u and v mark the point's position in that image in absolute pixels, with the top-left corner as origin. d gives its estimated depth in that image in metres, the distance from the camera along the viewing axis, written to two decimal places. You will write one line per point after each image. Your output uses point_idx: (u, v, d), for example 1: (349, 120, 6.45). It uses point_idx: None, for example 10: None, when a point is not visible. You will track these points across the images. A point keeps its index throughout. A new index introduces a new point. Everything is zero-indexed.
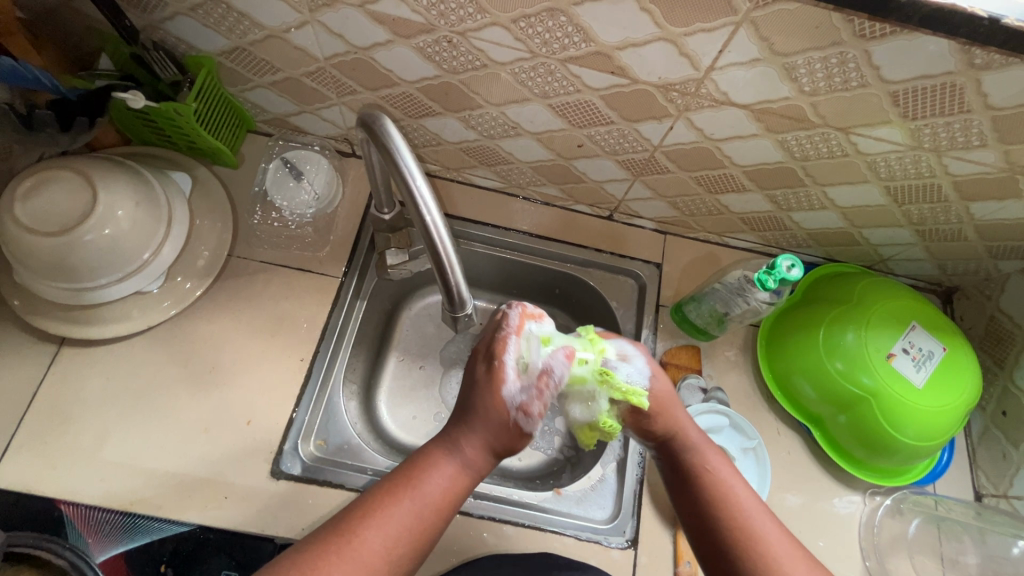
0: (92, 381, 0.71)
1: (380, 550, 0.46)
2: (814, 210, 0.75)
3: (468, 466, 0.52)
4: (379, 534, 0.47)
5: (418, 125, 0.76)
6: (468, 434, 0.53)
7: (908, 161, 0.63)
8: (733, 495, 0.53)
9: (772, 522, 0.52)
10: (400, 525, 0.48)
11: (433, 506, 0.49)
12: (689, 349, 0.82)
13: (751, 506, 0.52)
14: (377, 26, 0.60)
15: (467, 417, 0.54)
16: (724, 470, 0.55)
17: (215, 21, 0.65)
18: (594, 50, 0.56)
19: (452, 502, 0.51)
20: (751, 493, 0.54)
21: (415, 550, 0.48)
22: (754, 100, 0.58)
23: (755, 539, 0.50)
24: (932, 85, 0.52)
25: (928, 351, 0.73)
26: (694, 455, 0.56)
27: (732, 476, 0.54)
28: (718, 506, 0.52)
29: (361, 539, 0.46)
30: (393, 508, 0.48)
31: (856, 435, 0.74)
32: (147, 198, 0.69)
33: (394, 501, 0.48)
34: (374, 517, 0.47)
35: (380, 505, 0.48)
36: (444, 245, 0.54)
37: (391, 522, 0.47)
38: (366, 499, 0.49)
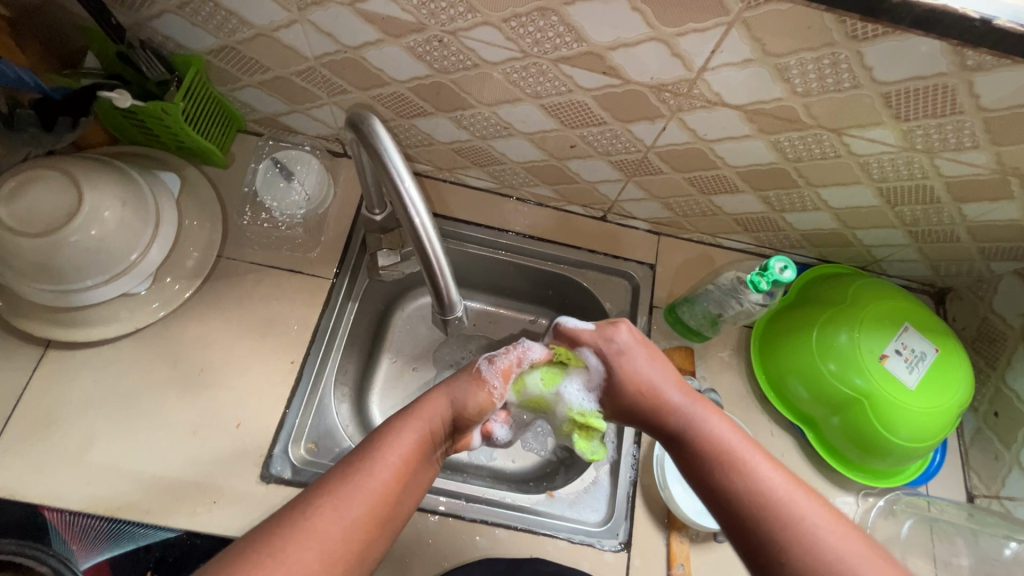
0: (78, 384, 0.70)
1: (333, 517, 0.46)
2: (807, 211, 0.75)
3: (426, 431, 0.54)
4: (334, 503, 0.47)
5: (410, 125, 0.75)
6: (427, 403, 0.57)
7: (901, 162, 0.62)
8: (738, 454, 0.52)
9: (786, 480, 0.50)
10: (358, 492, 0.48)
11: (391, 471, 0.50)
12: (683, 350, 0.82)
13: (759, 461, 0.51)
14: (367, 26, 0.59)
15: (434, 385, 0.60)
16: (724, 431, 0.54)
17: (203, 20, 0.64)
18: (586, 50, 0.56)
19: (412, 467, 0.52)
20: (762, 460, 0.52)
21: (375, 517, 0.48)
22: (747, 100, 0.58)
23: (771, 493, 0.48)
24: (924, 86, 0.52)
25: (920, 352, 0.73)
26: (691, 430, 0.55)
27: (734, 436, 0.54)
28: (727, 466, 0.51)
29: (314, 512, 0.46)
30: (348, 476, 0.49)
31: (849, 436, 0.74)
32: (134, 199, 0.68)
33: (353, 469, 0.49)
34: (333, 490, 0.47)
35: (340, 477, 0.49)
36: (434, 247, 0.53)
37: (349, 489, 0.48)
38: (327, 475, 0.49)
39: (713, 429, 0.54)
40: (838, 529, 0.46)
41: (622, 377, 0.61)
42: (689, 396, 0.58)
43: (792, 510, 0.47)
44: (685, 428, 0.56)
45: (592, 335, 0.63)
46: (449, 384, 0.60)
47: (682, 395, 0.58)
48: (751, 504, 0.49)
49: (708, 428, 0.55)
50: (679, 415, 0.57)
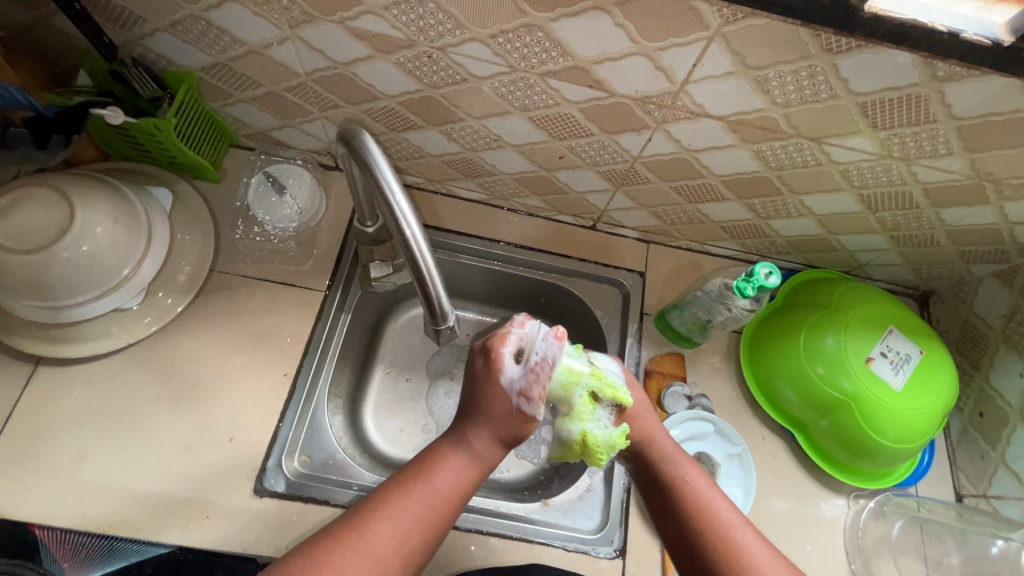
0: (69, 402, 0.69)
1: (388, 542, 0.48)
2: (792, 218, 0.77)
3: (479, 466, 0.55)
4: (390, 529, 0.49)
5: (400, 138, 0.77)
6: (477, 431, 0.56)
7: (880, 169, 0.64)
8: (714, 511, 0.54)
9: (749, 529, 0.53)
10: (411, 518, 0.50)
11: (444, 499, 0.52)
12: (674, 356, 0.83)
13: (729, 516, 0.54)
14: (358, 42, 0.60)
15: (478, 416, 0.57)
16: (697, 480, 0.57)
17: (195, 37, 0.65)
18: (572, 64, 0.57)
19: (461, 498, 0.54)
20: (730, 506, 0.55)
21: (425, 544, 0.50)
22: (730, 111, 0.59)
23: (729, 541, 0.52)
24: (898, 97, 0.54)
25: (905, 354, 0.75)
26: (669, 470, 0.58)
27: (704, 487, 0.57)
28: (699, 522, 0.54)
29: (373, 532, 0.48)
30: (405, 502, 0.50)
31: (838, 439, 0.75)
32: (126, 215, 0.68)
33: (406, 497, 0.51)
34: (384, 515, 0.49)
35: (391, 503, 0.50)
36: (425, 258, 0.54)
37: (404, 512, 0.50)
38: (376, 496, 0.51)
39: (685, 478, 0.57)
40: None
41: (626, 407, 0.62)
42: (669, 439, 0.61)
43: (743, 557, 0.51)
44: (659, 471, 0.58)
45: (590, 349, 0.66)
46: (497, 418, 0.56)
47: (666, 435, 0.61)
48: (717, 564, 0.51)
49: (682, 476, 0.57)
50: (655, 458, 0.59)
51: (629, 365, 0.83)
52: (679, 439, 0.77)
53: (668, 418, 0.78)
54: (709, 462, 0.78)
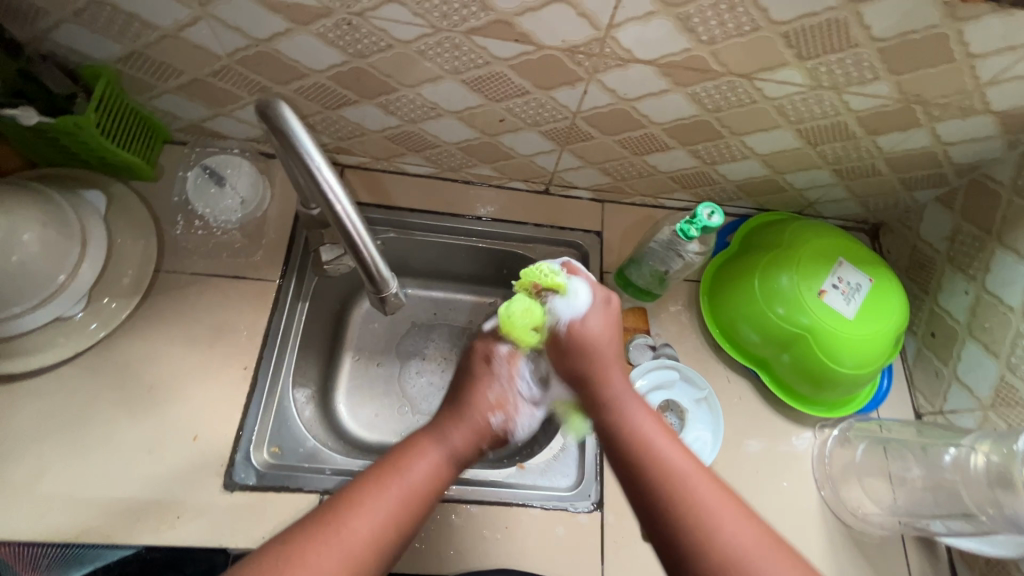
0: (18, 417, 0.67)
1: (361, 538, 0.49)
2: (737, 160, 0.78)
3: (454, 455, 0.58)
4: (366, 522, 0.50)
5: (338, 116, 0.75)
6: (458, 428, 0.59)
7: (813, 101, 0.65)
8: (664, 456, 0.54)
9: (705, 475, 0.53)
10: (387, 511, 0.51)
11: (421, 488, 0.54)
12: (637, 311, 0.84)
13: (683, 463, 0.53)
14: (273, 15, 0.58)
15: (455, 412, 0.61)
16: (648, 425, 0.58)
17: (103, 25, 0.62)
18: (494, 19, 0.56)
19: (435, 488, 0.55)
20: (682, 452, 0.55)
21: (399, 536, 0.51)
22: (658, 55, 0.59)
23: (674, 472, 0.53)
24: (817, 23, 0.54)
25: (856, 284, 0.76)
26: (617, 414, 0.59)
27: (661, 437, 0.56)
28: (661, 474, 0.53)
29: (349, 528, 0.49)
30: (381, 496, 0.52)
31: (800, 373, 0.77)
32: (54, 219, 0.66)
33: (382, 490, 0.52)
34: (358, 507, 0.51)
35: (366, 494, 0.52)
36: (357, 228, 0.53)
37: (382, 503, 0.51)
38: (351, 493, 0.52)
39: (639, 425, 0.58)
40: (749, 533, 0.49)
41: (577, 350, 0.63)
42: (626, 383, 0.62)
43: (691, 499, 0.51)
44: (613, 423, 0.59)
45: (594, 286, 0.65)
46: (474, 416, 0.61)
47: (620, 371, 0.62)
48: (668, 507, 0.51)
49: (637, 425, 0.58)
50: (608, 405, 0.60)
51: None
52: (646, 389, 0.78)
53: (634, 369, 0.79)
54: (677, 408, 0.79)
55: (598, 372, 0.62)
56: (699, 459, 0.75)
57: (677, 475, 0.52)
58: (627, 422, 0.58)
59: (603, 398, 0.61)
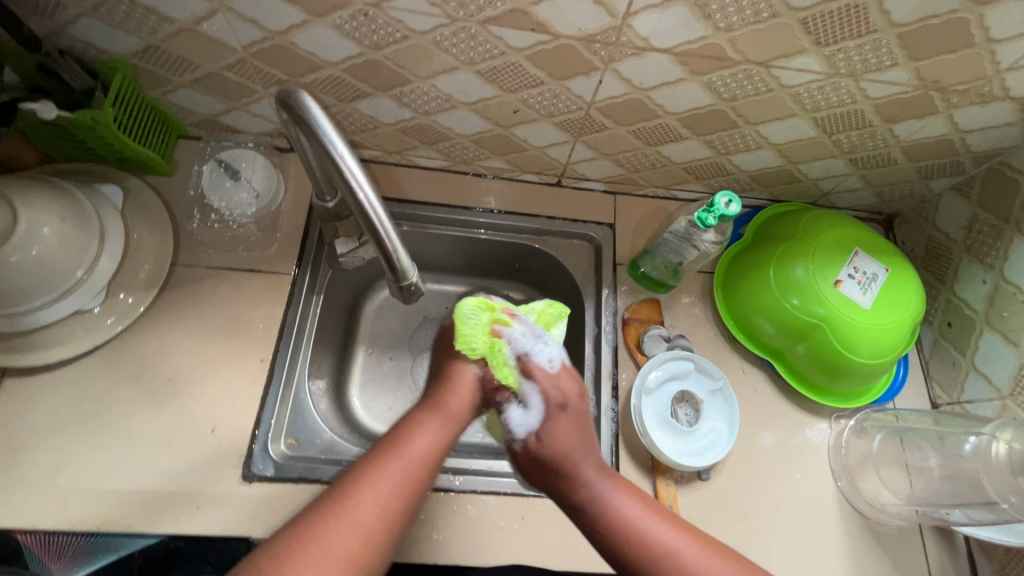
0: (39, 409, 0.68)
1: (370, 512, 0.49)
2: (751, 150, 0.77)
3: (453, 429, 0.59)
4: (373, 495, 0.50)
5: (352, 109, 0.75)
6: (455, 403, 0.61)
7: (830, 88, 0.64)
8: (654, 536, 0.55)
9: (695, 544, 0.55)
10: (392, 482, 0.52)
11: (423, 460, 0.55)
12: (650, 303, 0.83)
13: (671, 540, 0.55)
14: (290, 7, 0.58)
15: (453, 380, 0.63)
16: (630, 506, 0.58)
17: (121, 19, 0.62)
18: (511, 8, 0.56)
19: (437, 460, 0.56)
20: (670, 526, 0.56)
21: (406, 509, 0.52)
22: (675, 43, 0.59)
23: (666, 552, 0.54)
24: (836, 8, 0.54)
25: (872, 274, 0.76)
26: (597, 506, 0.58)
27: (645, 515, 0.57)
28: (654, 555, 0.54)
29: (356, 502, 0.50)
30: (386, 470, 0.52)
31: (815, 363, 0.77)
32: (73, 215, 0.67)
33: (386, 464, 0.53)
34: (365, 482, 0.51)
35: (371, 470, 0.52)
36: (379, 217, 0.53)
37: (388, 476, 0.52)
38: (356, 469, 0.52)
39: (623, 511, 0.57)
40: None
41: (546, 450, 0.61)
42: (599, 469, 0.60)
43: (688, 574, 0.53)
44: (592, 514, 0.58)
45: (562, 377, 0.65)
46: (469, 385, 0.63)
47: (591, 459, 0.61)
48: None
49: (619, 510, 0.57)
50: (587, 502, 0.58)
51: (607, 317, 0.83)
52: (660, 380, 0.78)
53: (649, 360, 0.78)
54: (692, 400, 0.79)
55: (571, 469, 0.60)
56: (716, 450, 0.74)
57: (669, 552, 0.54)
58: (608, 505, 0.58)
59: (579, 487, 0.59)
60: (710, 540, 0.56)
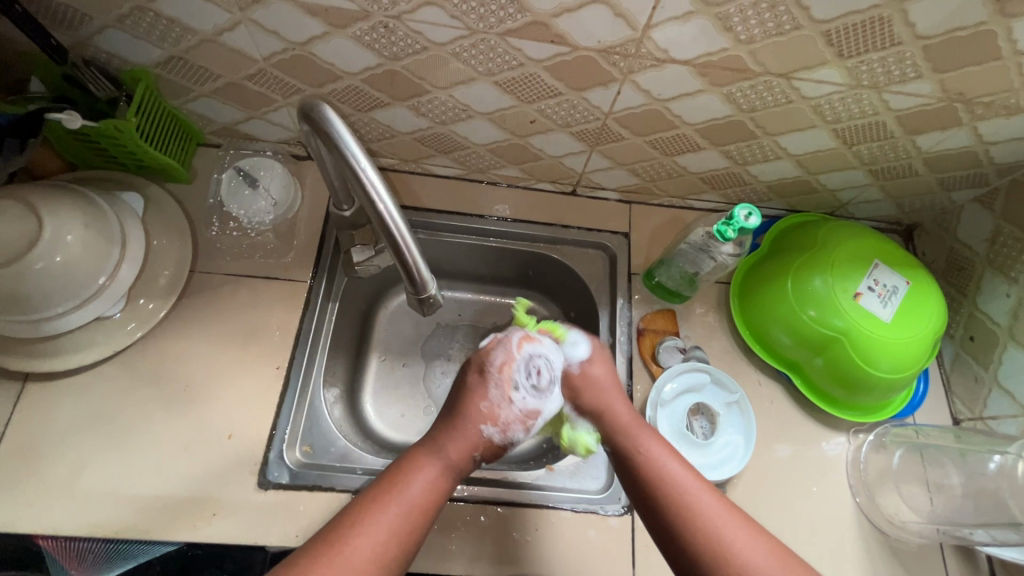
0: (59, 414, 0.69)
1: (365, 555, 0.50)
2: (769, 161, 0.77)
3: (450, 470, 0.60)
4: (368, 539, 0.51)
5: (369, 118, 0.75)
6: (452, 443, 0.61)
7: (851, 100, 0.64)
8: (675, 479, 0.59)
9: (713, 495, 0.58)
10: (387, 525, 0.53)
11: (419, 503, 0.55)
12: (666, 313, 0.83)
13: (691, 486, 0.58)
14: (311, 19, 0.59)
15: (449, 423, 0.63)
16: (656, 451, 0.62)
17: (145, 31, 0.63)
18: (531, 20, 0.56)
19: (433, 502, 0.57)
20: (692, 475, 0.59)
21: (401, 552, 0.53)
22: (695, 55, 0.58)
23: (684, 493, 0.57)
24: (860, 21, 0.53)
25: (893, 287, 0.75)
26: (627, 441, 0.64)
27: (669, 461, 0.61)
28: (672, 499, 0.57)
29: (352, 545, 0.51)
30: (381, 513, 0.53)
31: (834, 377, 0.76)
32: (96, 220, 0.67)
33: (380, 507, 0.54)
34: (361, 524, 0.52)
35: (366, 512, 0.53)
36: (399, 228, 0.53)
37: (382, 520, 0.53)
38: (353, 510, 0.53)
39: (649, 452, 0.62)
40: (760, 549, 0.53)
41: (585, 389, 0.68)
42: (632, 415, 0.67)
43: (702, 518, 0.55)
44: (624, 451, 0.63)
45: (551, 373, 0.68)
46: (467, 430, 0.63)
47: (626, 403, 0.68)
48: (681, 527, 0.56)
49: (646, 450, 0.62)
50: (620, 439, 0.64)
51: (622, 327, 0.83)
52: (676, 392, 0.78)
53: (664, 373, 0.78)
54: (708, 412, 0.78)
55: (608, 409, 0.67)
56: (733, 463, 0.74)
57: (686, 495, 0.57)
58: (636, 445, 0.63)
59: (613, 425, 0.66)
60: (728, 498, 0.58)
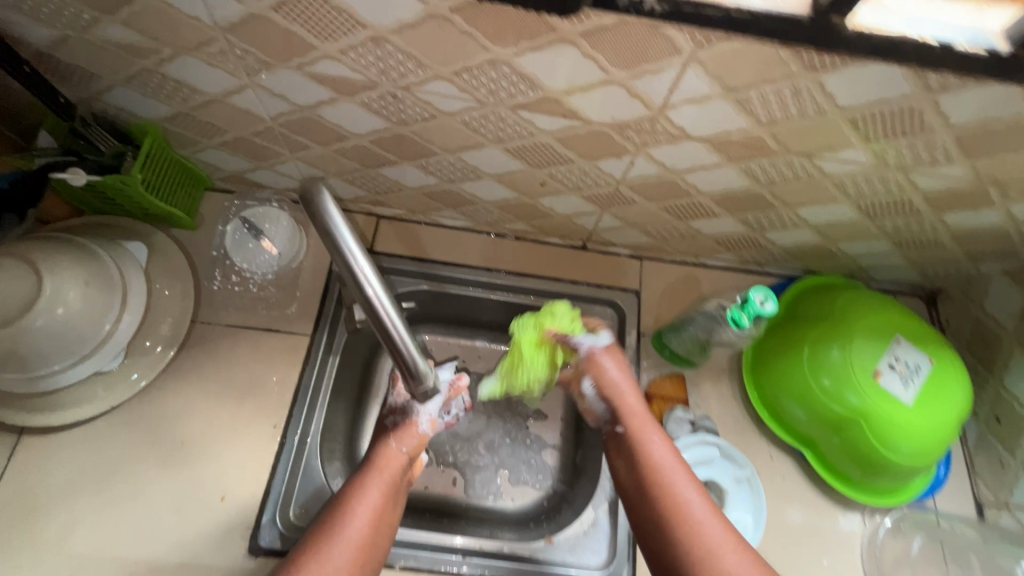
0: (53, 470, 0.68)
1: None
2: (788, 228, 0.74)
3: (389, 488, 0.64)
4: None
5: (376, 174, 0.74)
6: (384, 466, 0.66)
7: (876, 179, 0.61)
8: (675, 489, 0.59)
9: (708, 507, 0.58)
10: (335, 561, 0.56)
11: (366, 528, 0.59)
12: (674, 378, 0.80)
13: (688, 497, 0.58)
14: (319, 86, 0.58)
15: (374, 443, 0.69)
16: (661, 452, 0.62)
17: (153, 90, 0.62)
18: (543, 96, 0.54)
19: (378, 523, 0.61)
20: (691, 483, 0.59)
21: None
22: (712, 133, 0.56)
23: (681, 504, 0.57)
24: (889, 110, 0.50)
25: (916, 365, 0.71)
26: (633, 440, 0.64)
27: (672, 467, 0.61)
28: (668, 505, 0.58)
29: None
30: (329, 550, 0.56)
31: (850, 456, 0.72)
32: (97, 277, 0.67)
33: (326, 544, 0.57)
34: (310, 565, 0.55)
35: (315, 554, 0.56)
36: (386, 309, 0.47)
37: (331, 557, 0.56)
38: (301, 553, 0.56)
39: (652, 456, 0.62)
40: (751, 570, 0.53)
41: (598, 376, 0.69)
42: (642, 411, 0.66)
43: (696, 532, 0.55)
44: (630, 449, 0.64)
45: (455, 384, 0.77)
46: (392, 446, 0.68)
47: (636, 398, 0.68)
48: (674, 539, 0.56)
49: (650, 453, 0.62)
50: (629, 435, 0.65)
51: None
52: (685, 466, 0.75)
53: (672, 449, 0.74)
54: (716, 488, 0.75)
55: (620, 402, 0.67)
56: None
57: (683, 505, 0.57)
58: (643, 445, 0.63)
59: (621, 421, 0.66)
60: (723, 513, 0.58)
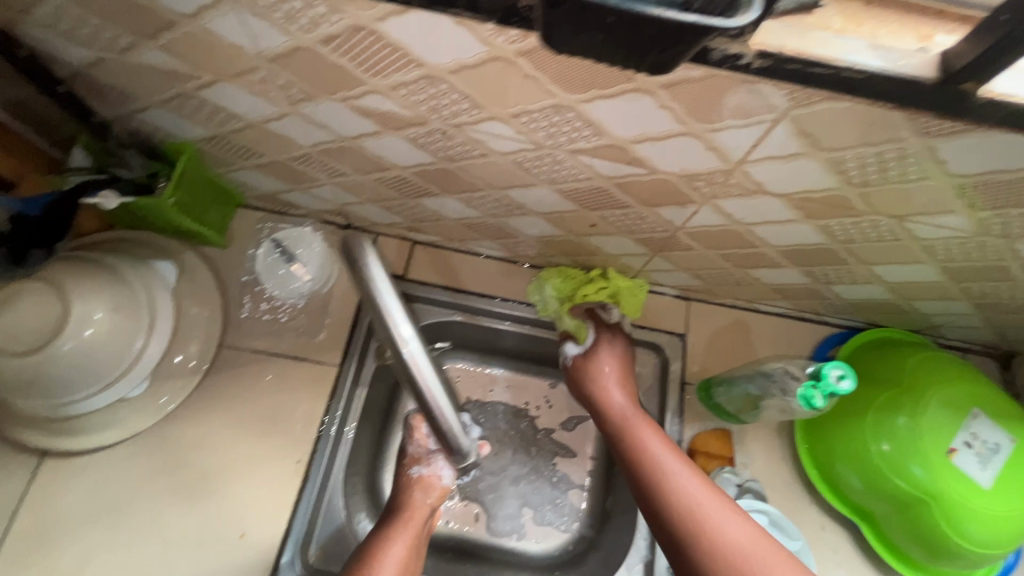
0: (75, 495, 0.66)
1: None
2: (857, 284, 0.68)
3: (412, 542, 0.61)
4: None
5: (416, 204, 0.70)
6: (404, 522, 0.62)
7: (972, 245, 0.54)
8: (667, 474, 0.60)
9: (697, 480, 0.59)
10: None
11: None
12: (718, 433, 0.75)
13: (677, 477, 0.59)
14: (363, 119, 0.54)
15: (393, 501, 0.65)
16: (650, 440, 0.64)
17: (190, 112, 0.59)
18: (607, 143, 0.49)
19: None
20: (677, 463, 0.61)
21: None
22: (793, 190, 0.51)
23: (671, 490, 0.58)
24: (1007, 180, 0.44)
25: (994, 444, 0.64)
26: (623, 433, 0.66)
27: (663, 455, 0.62)
28: (653, 481, 0.60)
29: None
30: None
31: (912, 536, 0.66)
32: (125, 303, 0.64)
33: None
34: None
35: None
36: (426, 378, 0.42)
37: None
38: None
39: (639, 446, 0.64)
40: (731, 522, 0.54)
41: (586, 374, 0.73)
42: (630, 404, 0.69)
43: (680, 502, 0.57)
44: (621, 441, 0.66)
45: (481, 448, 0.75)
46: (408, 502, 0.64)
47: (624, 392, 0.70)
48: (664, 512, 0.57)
49: (640, 443, 0.64)
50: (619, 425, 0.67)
51: None
52: None
53: None
54: None
55: (608, 399, 0.70)
56: None
57: (669, 486, 0.58)
58: (630, 433, 0.65)
59: (609, 415, 0.69)
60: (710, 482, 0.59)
